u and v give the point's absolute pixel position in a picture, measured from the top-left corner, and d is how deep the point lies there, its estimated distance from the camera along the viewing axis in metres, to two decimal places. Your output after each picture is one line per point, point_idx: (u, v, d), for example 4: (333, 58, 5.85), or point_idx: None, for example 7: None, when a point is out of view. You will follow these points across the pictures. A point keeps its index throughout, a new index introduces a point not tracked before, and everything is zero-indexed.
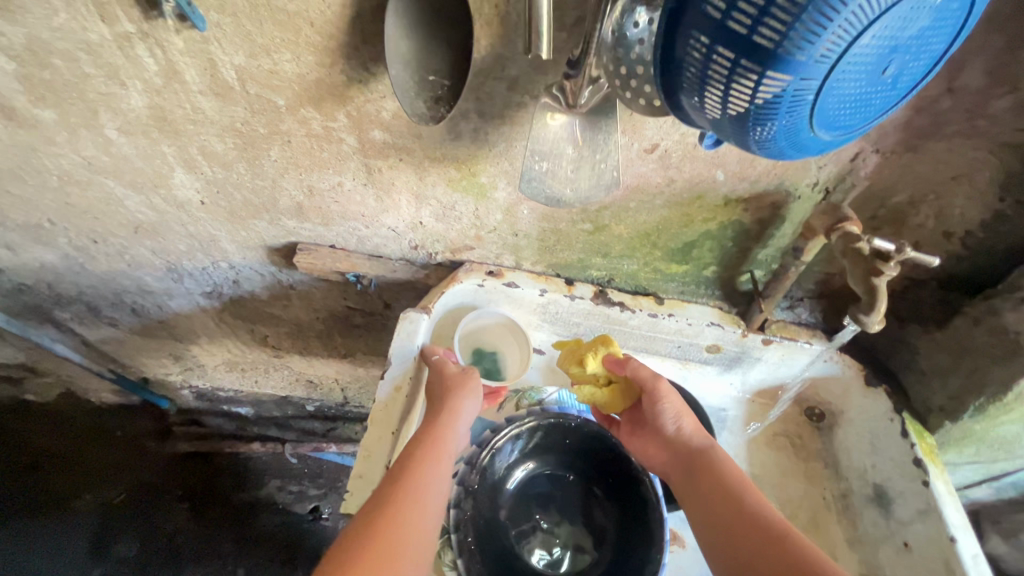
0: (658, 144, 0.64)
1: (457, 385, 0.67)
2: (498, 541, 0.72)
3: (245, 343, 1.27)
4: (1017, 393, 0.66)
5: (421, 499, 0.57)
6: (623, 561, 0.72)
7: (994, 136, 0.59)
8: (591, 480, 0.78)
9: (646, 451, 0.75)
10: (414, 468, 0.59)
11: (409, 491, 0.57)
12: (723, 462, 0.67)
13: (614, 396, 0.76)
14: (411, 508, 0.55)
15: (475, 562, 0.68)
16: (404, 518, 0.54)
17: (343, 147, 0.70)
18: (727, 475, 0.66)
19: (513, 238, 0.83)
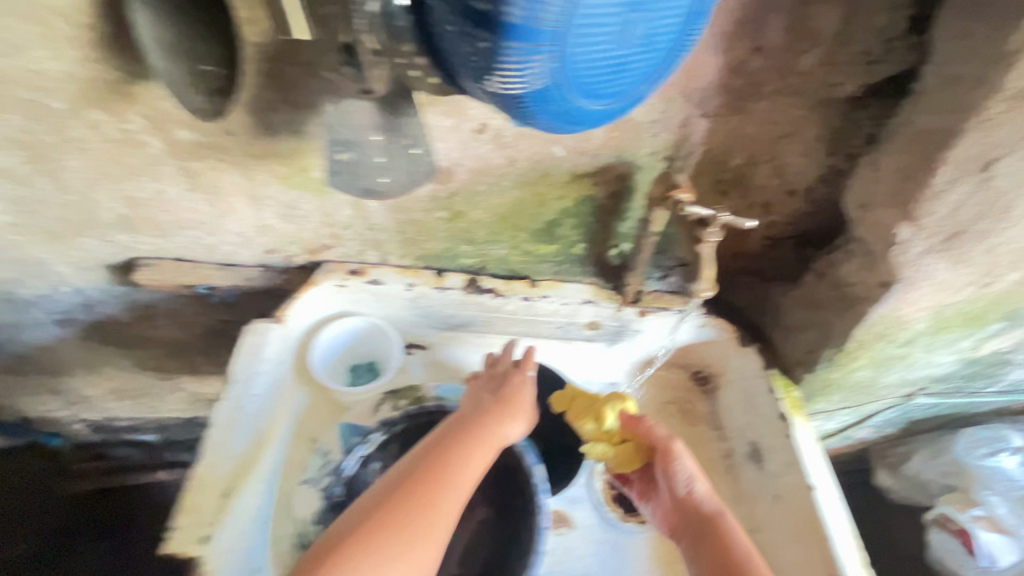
0: (487, 124, 0.61)
1: (509, 403, 0.72)
2: None
3: (126, 369, 1.17)
4: (858, 342, 0.68)
5: (452, 495, 0.62)
6: (501, 554, 0.71)
7: (809, 92, 0.59)
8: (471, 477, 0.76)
9: (653, 508, 0.73)
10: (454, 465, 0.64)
11: (442, 484, 0.62)
12: (731, 532, 0.66)
13: (626, 454, 0.73)
14: (440, 505, 0.61)
15: None
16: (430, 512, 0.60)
17: (150, 151, 0.63)
18: (733, 543, 0.65)
19: (370, 233, 0.78)
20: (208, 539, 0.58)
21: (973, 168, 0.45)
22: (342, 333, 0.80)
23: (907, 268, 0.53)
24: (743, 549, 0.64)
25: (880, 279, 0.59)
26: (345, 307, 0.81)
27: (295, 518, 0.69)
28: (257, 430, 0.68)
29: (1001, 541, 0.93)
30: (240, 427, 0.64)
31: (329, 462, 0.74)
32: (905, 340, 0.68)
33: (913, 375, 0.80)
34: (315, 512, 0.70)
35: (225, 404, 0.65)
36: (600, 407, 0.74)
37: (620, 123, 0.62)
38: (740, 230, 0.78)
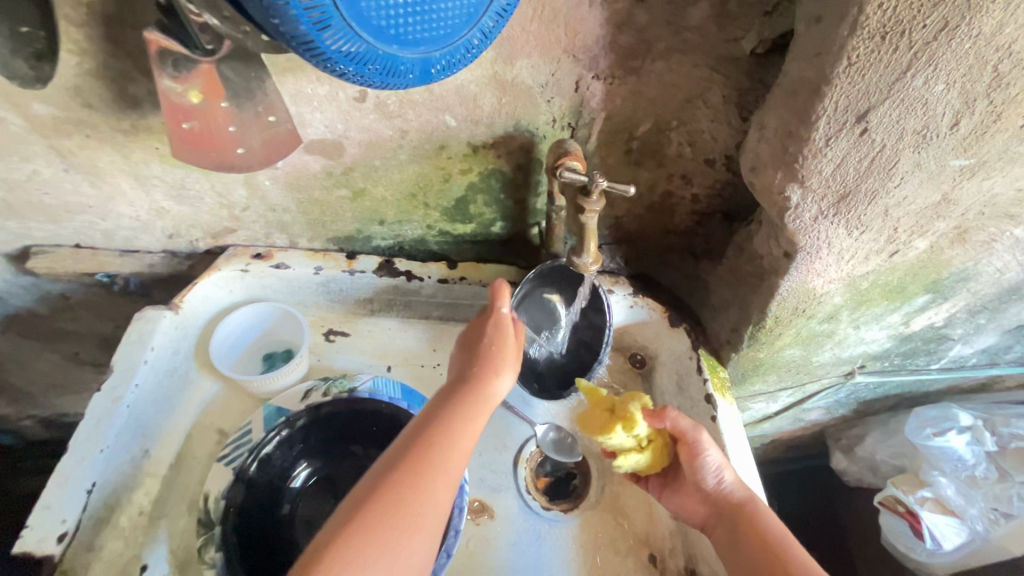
0: (366, 91, 0.58)
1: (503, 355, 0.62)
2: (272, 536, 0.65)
3: (59, 363, 1.14)
4: (776, 318, 0.64)
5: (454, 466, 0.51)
6: None
7: (705, 49, 0.56)
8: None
9: (685, 508, 0.67)
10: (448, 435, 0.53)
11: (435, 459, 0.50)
12: (764, 518, 0.61)
13: (654, 452, 0.67)
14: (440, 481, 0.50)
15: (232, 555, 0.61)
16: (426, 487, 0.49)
17: (11, 128, 0.59)
18: (772, 531, 0.60)
19: (273, 214, 0.74)
20: (65, 537, 0.54)
21: (848, 119, 0.43)
22: (246, 322, 0.76)
23: (803, 235, 0.50)
24: (780, 535, 0.59)
25: (784, 250, 0.55)
26: (253, 294, 0.77)
27: (205, 494, 0.65)
28: (143, 423, 0.64)
29: (948, 521, 0.91)
30: (115, 419, 0.61)
31: (249, 439, 0.69)
32: (826, 315, 0.65)
33: (847, 353, 0.77)
34: (223, 489, 0.65)
35: (104, 395, 0.62)
36: (624, 413, 0.65)
37: (510, 88, 0.58)
38: (662, 204, 0.74)
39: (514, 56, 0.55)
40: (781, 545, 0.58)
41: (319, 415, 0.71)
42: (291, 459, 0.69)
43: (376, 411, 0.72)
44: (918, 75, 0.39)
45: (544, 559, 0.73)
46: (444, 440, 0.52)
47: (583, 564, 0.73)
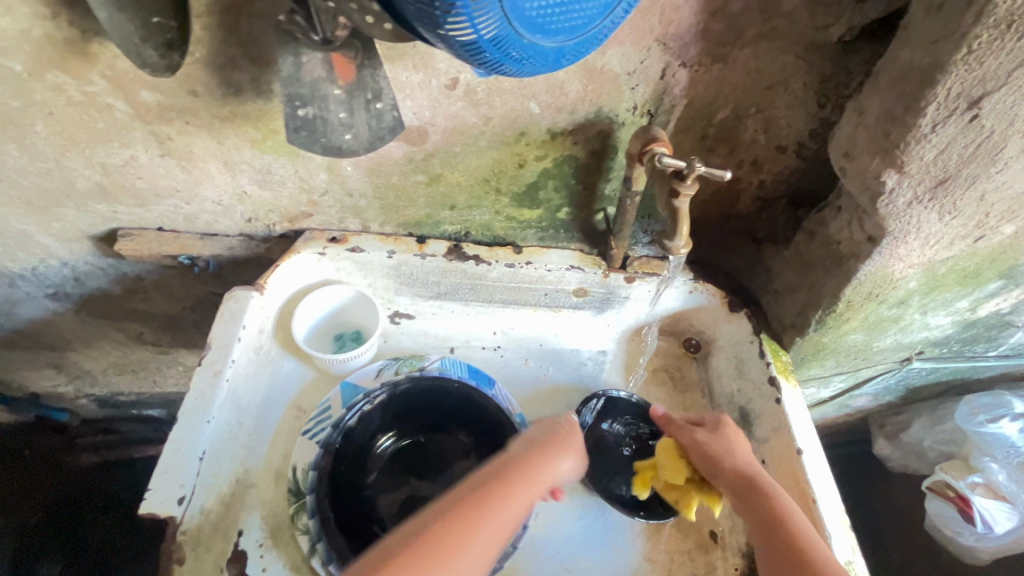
0: (458, 78, 0.60)
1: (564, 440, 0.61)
2: (360, 501, 0.69)
3: (123, 343, 1.18)
4: (848, 303, 0.66)
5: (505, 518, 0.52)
6: None
7: (793, 36, 0.57)
8: (465, 443, 0.74)
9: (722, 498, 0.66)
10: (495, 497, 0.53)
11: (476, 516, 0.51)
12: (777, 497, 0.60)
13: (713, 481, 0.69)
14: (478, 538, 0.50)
15: (326, 518, 0.65)
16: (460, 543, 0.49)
17: (117, 114, 0.62)
18: (787, 516, 0.59)
19: (349, 199, 0.76)
20: (183, 501, 0.57)
21: (960, 106, 0.44)
22: (321, 306, 0.79)
23: (894, 219, 0.52)
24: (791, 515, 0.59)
25: (867, 235, 0.56)
26: (328, 277, 0.80)
27: (293, 465, 0.69)
28: (237, 398, 0.66)
29: (999, 508, 0.91)
30: (217, 392, 0.63)
31: (329, 416, 0.72)
32: (897, 300, 0.66)
33: (908, 339, 0.78)
34: (311, 460, 0.69)
35: (204, 370, 0.64)
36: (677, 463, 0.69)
37: (597, 75, 0.60)
38: (730, 191, 0.75)
39: (606, 44, 0.57)
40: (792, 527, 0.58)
41: (398, 391, 0.74)
42: (373, 432, 0.73)
43: (451, 388, 0.75)
44: None
45: (608, 532, 0.75)
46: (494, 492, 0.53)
47: (647, 538, 0.75)
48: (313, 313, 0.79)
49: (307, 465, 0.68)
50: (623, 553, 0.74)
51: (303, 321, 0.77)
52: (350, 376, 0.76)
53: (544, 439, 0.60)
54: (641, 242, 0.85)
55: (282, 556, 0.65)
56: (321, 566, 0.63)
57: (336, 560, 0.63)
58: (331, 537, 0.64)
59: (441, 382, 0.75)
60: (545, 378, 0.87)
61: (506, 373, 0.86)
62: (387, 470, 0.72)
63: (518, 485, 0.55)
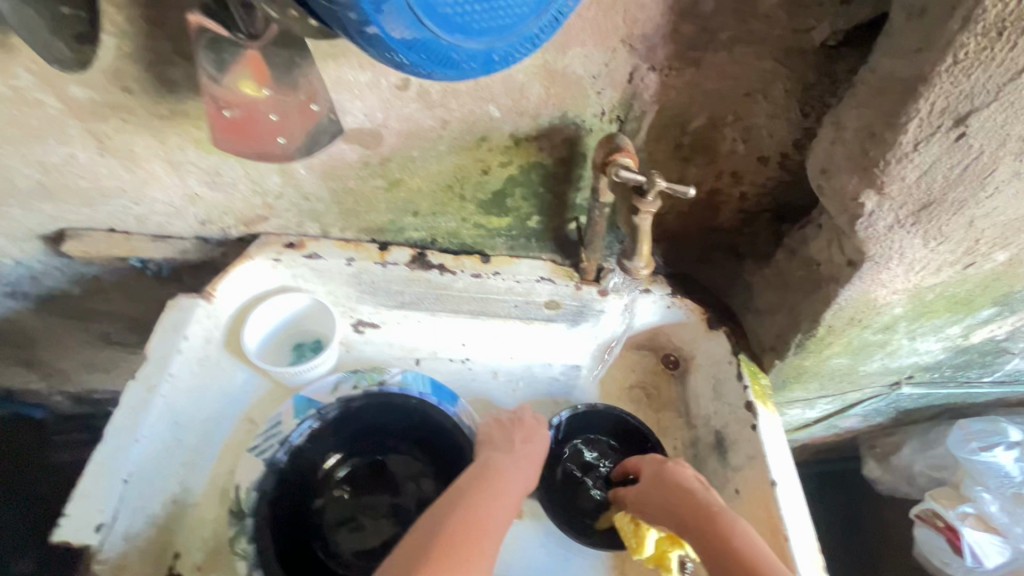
0: (408, 79, 0.55)
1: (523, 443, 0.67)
2: (304, 526, 0.66)
3: (91, 342, 1.15)
4: (828, 328, 0.61)
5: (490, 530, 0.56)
6: None
7: (771, 39, 0.52)
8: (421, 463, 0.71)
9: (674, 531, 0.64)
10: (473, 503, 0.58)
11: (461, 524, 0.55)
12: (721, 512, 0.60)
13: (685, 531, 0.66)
14: (479, 539, 0.54)
15: (266, 545, 0.62)
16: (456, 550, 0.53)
17: (49, 111, 0.58)
18: (733, 533, 0.58)
19: (306, 202, 0.72)
20: (102, 527, 0.53)
21: (945, 123, 0.40)
22: (277, 315, 0.76)
23: (873, 244, 0.48)
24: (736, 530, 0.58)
25: (847, 258, 0.52)
26: (285, 283, 0.76)
27: (236, 484, 0.65)
28: (176, 414, 0.63)
29: (990, 541, 0.87)
30: (151, 409, 0.59)
31: (280, 430, 0.68)
32: (882, 325, 0.61)
33: (896, 364, 0.73)
34: (255, 480, 0.65)
35: (138, 384, 0.61)
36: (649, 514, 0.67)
37: (559, 78, 0.55)
38: (710, 203, 0.71)
39: (566, 45, 0.52)
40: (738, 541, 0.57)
41: (350, 409, 0.71)
42: (324, 449, 0.69)
43: (408, 405, 0.71)
44: None
45: (570, 562, 0.71)
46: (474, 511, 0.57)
47: (611, 567, 0.71)
48: (264, 323, 0.75)
49: (249, 486, 0.64)
50: None
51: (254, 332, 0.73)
52: (305, 390, 0.71)
53: (504, 444, 0.66)
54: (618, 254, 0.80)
55: None
56: None
57: None
58: (268, 567, 0.61)
59: (397, 399, 0.71)
60: (515, 392, 0.83)
61: (472, 387, 0.83)
62: (339, 490, 0.69)
63: (490, 492, 0.59)
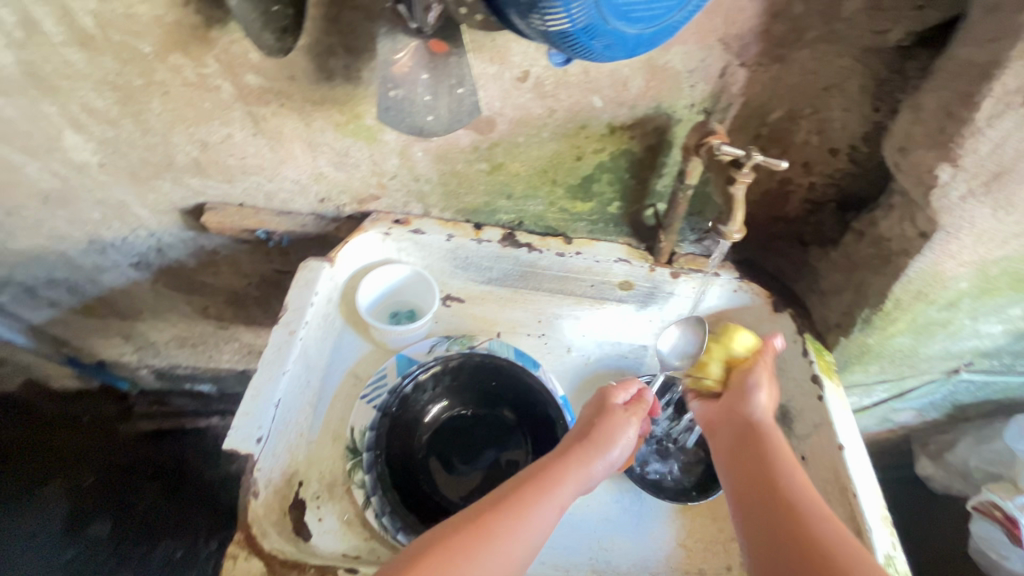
0: (529, 72, 0.65)
1: (608, 424, 0.66)
2: (408, 466, 0.74)
3: (189, 316, 1.26)
4: (896, 301, 0.67)
5: (540, 510, 0.56)
6: None
7: (851, 41, 0.60)
8: (509, 421, 0.79)
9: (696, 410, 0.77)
10: (545, 479, 0.59)
11: (530, 505, 0.56)
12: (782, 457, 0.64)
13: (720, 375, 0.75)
14: (523, 520, 0.55)
15: (382, 476, 0.70)
16: (513, 524, 0.54)
17: (222, 95, 0.70)
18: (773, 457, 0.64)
19: (415, 183, 0.82)
20: (261, 441, 0.62)
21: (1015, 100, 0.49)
22: (383, 281, 0.85)
23: (946, 214, 0.57)
24: (789, 485, 0.61)
25: (919, 230, 0.61)
26: (388, 256, 0.86)
27: (351, 426, 0.74)
28: (307, 358, 0.72)
29: None
30: (293, 349, 0.69)
31: (386, 382, 0.77)
32: (947, 301, 0.67)
33: (956, 347, 0.79)
34: (369, 422, 0.74)
35: (280, 329, 0.70)
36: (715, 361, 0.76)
37: (658, 72, 0.64)
38: (779, 192, 0.78)
39: (670, 43, 0.61)
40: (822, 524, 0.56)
41: (449, 366, 0.78)
42: (425, 401, 0.78)
43: (498, 368, 0.79)
44: None
45: (644, 516, 0.77)
46: (530, 481, 0.58)
47: (680, 524, 0.76)
48: (372, 287, 0.83)
49: (364, 427, 0.72)
50: (658, 538, 0.75)
51: (366, 292, 0.82)
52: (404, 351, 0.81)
53: (588, 428, 0.66)
54: (688, 240, 0.87)
55: (338, 508, 0.70)
56: (374, 519, 0.67)
57: (388, 514, 0.68)
58: (385, 493, 0.69)
59: (490, 361, 0.79)
60: (588, 365, 0.89)
61: (551, 358, 0.88)
62: (438, 436, 0.77)
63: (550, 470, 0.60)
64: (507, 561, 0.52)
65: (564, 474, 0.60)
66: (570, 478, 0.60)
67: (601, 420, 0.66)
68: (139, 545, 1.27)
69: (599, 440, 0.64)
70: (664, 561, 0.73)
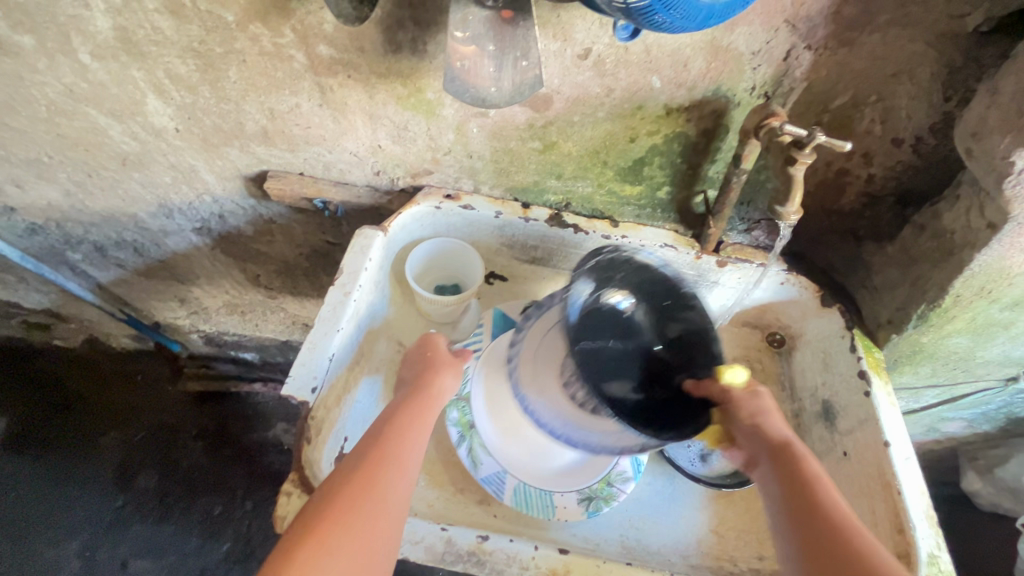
0: (590, 49, 0.66)
1: (422, 381, 0.65)
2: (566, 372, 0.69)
3: (240, 284, 1.32)
4: (956, 298, 0.66)
5: (400, 464, 0.57)
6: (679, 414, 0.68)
7: (927, 25, 0.59)
8: (665, 336, 0.69)
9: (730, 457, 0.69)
10: (414, 411, 0.62)
11: (407, 432, 0.60)
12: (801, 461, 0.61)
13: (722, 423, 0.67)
14: (393, 468, 0.56)
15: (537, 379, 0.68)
16: (394, 452, 0.58)
17: (294, 65, 0.74)
18: (814, 483, 0.59)
19: (468, 159, 0.84)
20: (316, 391, 0.65)
21: None
22: (429, 255, 0.87)
23: (1019, 204, 0.56)
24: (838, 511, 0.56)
25: (988, 221, 0.60)
26: (437, 230, 0.88)
27: None
28: (360, 319, 0.75)
29: None
30: (347, 308, 0.72)
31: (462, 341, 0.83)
32: (1010, 300, 0.66)
33: (1016, 352, 0.76)
34: None
35: (337, 289, 0.73)
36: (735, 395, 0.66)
37: (721, 54, 0.65)
38: (836, 184, 0.76)
39: (736, 23, 0.61)
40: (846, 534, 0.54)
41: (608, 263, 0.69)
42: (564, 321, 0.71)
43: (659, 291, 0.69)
44: None
45: (677, 500, 0.77)
46: (394, 435, 0.59)
47: (713, 511, 0.76)
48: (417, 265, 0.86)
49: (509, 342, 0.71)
50: (689, 521, 0.75)
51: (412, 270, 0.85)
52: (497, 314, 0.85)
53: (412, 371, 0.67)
54: (736, 229, 0.85)
55: None
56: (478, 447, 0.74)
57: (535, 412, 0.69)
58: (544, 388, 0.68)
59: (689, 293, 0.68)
60: None
61: None
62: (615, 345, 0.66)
63: (391, 430, 0.60)
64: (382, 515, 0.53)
65: (409, 425, 0.60)
66: (418, 424, 0.61)
67: (422, 374, 0.66)
68: (182, 501, 1.40)
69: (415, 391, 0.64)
70: (693, 545, 0.74)
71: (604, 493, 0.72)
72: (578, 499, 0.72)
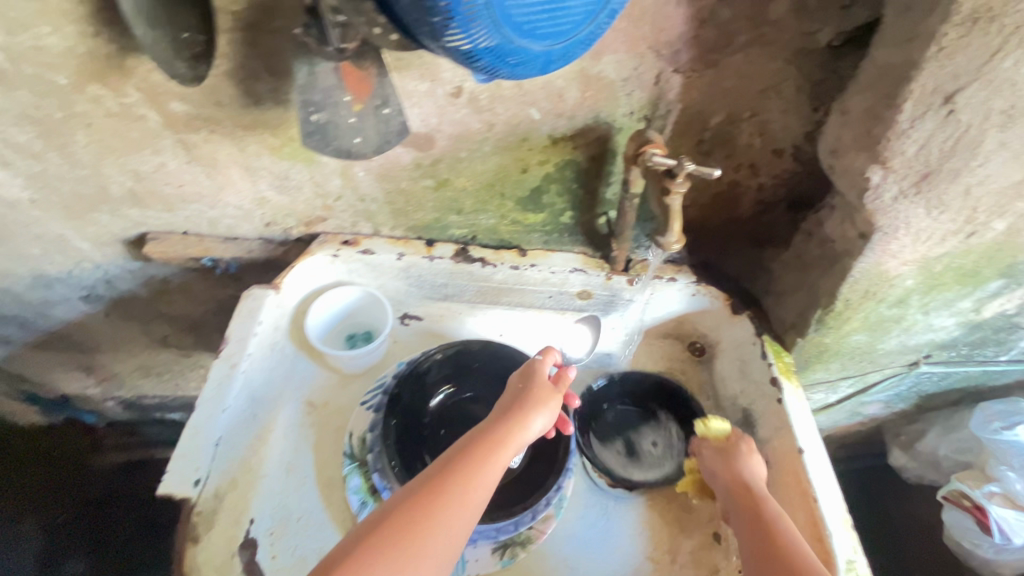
0: (462, 87, 0.63)
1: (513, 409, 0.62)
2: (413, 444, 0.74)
3: (147, 347, 1.22)
4: (845, 302, 0.68)
5: (471, 495, 0.54)
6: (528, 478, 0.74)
7: (783, 43, 0.60)
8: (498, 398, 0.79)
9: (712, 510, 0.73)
10: (495, 440, 0.58)
11: (486, 455, 0.57)
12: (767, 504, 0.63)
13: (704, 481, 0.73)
14: (465, 499, 0.53)
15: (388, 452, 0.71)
16: (469, 481, 0.54)
17: (149, 124, 0.68)
18: (777, 522, 0.60)
19: (361, 203, 0.80)
20: (199, 483, 0.61)
21: (935, 101, 0.50)
22: (333, 307, 0.82)
23: (883, 214, 0.58)
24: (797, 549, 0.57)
25: (860, 231, 0.61)
26: (340, 278, 0.83)
27: (349, 433, 0.75)
28: (253, 389, 0.70)
29: (1017, 517, 0.89)
30: (233, 383, 0.67)
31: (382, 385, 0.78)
32: (895, 298, 0.68)
33: (912, 340, 0.79)
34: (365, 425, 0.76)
35: (222, 362, 0.68)
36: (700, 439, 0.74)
37: (593, 82, 0.63)
38: (729, 196, 0.77)
39: (601, 53, 0.60)
40: (800, 552, 0.56)
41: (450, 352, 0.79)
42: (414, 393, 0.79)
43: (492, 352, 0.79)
44: (1006, 57, 0.46)
45: (613, 532, 0.75)
46: (467, 461, 0.56)
47: (650, 538, 0.75)
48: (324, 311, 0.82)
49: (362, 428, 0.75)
50: (624, 551, 0.74)
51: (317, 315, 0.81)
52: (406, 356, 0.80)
53: (510, 398, 0.64)
54: (643, 246, 0.85)
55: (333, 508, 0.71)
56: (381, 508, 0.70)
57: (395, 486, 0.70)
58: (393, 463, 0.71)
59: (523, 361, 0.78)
60: None
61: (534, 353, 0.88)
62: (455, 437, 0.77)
63: (474, 454, 0.57)
64: (440, 546, 0.50)
65: (488, 456, 0.57)
66: (497, 457, 0.57)
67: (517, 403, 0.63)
68: None
69: (506, 417, 0.61)
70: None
71: (520, 538, 0.71)
72: (493, 549, 0.71)
